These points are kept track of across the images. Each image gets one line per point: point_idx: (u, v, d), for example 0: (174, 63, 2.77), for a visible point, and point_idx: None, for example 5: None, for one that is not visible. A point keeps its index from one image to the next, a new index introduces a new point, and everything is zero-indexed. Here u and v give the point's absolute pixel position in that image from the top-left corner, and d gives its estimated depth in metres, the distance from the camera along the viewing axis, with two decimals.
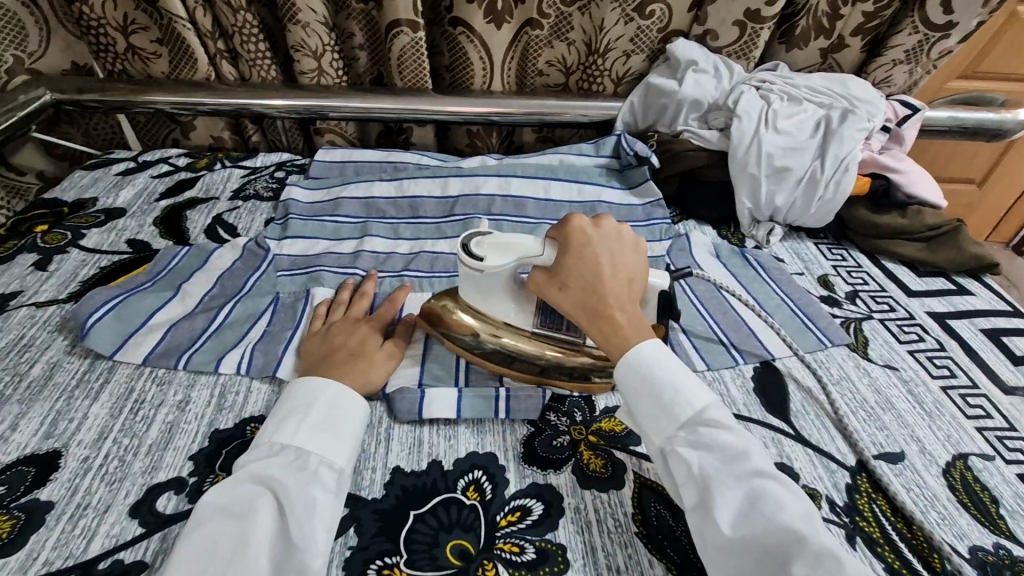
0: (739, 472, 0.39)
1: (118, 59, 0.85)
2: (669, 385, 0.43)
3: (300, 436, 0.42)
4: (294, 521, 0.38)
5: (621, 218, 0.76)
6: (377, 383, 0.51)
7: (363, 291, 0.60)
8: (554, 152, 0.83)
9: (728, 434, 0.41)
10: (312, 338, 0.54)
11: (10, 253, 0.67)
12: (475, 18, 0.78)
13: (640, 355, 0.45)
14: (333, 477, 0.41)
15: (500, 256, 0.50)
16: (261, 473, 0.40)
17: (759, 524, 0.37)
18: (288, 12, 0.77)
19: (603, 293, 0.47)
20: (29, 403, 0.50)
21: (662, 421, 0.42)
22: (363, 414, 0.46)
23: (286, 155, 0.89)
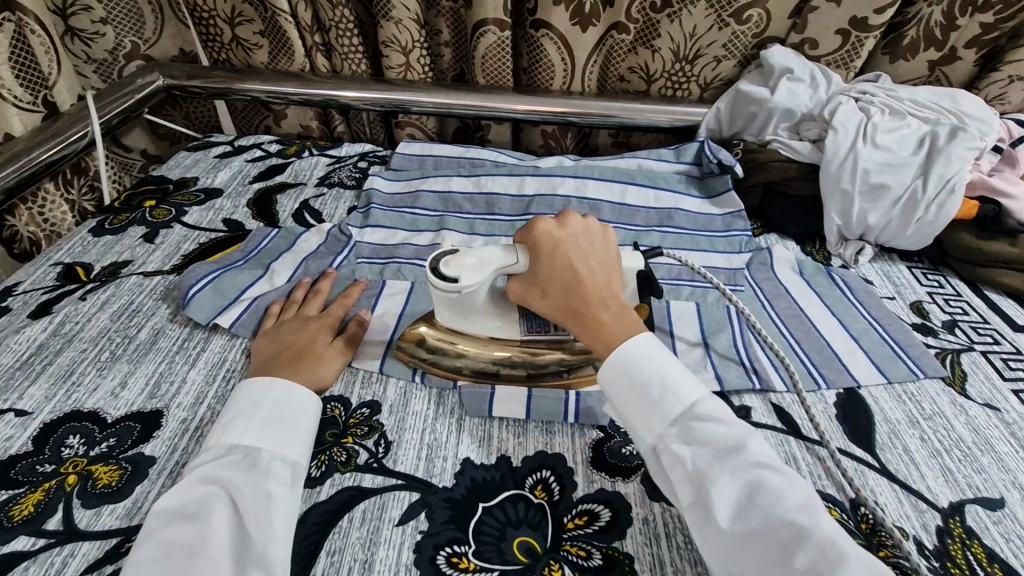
0: (734, 465, 0.38)
1: (223, 49, 0.90)
2: (659, 380, 0.42)
3: (248, 435, 0.43)
4: (251, 512, 0.38)
5: (699, 227, 0.75)
6: (327, 379, 0.52)
7: (318, 289, 0.61)
8: (632, 156, 0.82)
9: (720, 426, 0.40)
10: (263, 338, 0.55)
11: (123, 224, 0.73)
12: (558, 17, 0.77)
13: (628, 352, 0.44)
14: (288, 471, 0.42)
15: (475, 273, 0.48)
16: (213, 473, 0.40)
17: (757, 518, 0.36)
18: (383, 10, 0.80)
19: (580, 293, 0.47)
20: (136, 363, 0.54)
21: (653, 419, 0.42)
22: (314, 411, 0.47)
23: (369, 146, 0.92)
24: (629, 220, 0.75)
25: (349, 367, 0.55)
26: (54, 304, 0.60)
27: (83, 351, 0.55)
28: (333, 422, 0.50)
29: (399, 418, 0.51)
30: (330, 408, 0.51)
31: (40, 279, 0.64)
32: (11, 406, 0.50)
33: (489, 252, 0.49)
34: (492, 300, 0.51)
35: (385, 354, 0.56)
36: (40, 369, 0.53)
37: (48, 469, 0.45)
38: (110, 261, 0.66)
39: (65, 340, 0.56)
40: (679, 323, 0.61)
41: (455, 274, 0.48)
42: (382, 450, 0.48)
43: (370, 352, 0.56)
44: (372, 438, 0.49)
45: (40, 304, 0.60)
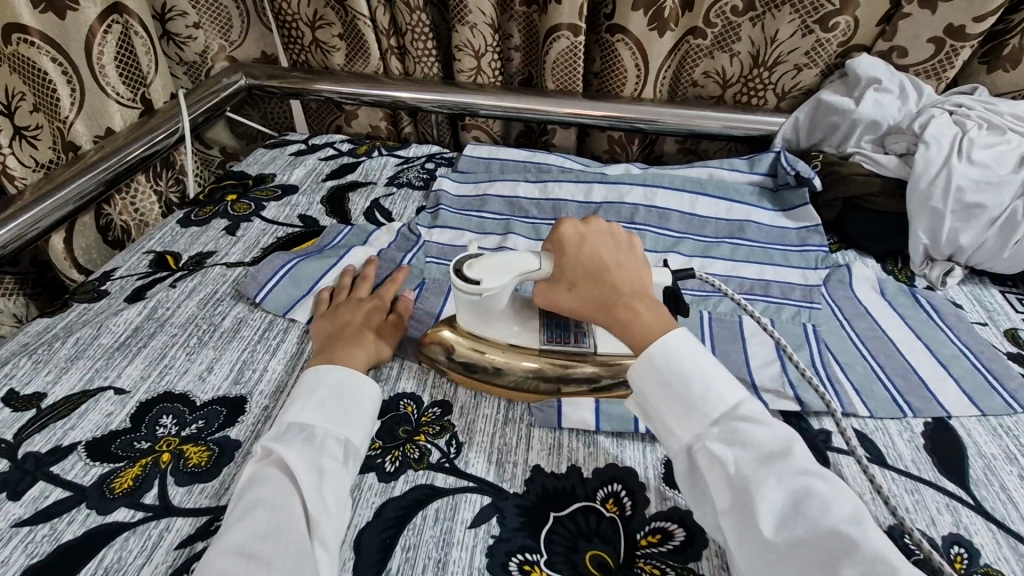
0: (781, 472, 0.37)
1: (303, 51, 0.93)
2: (698, 380, 0.42)
3: (306, 414, 0.45)
4: (307, 485, 0.41)
5: (770, 240, 0.73)
6: (385, 354, 0.55)
7: (363, 274, 0.63)
8: (703, 165, 0.81)
9: (767, 431, 0.39)
10: (322, 319, 0.58)
11: (208, 217, 0.76)
12: (633, 22, 0.76)
13: (663, 346, 0.43)
14: (341, 449, 0.45)
15: (499, 276, 0.49)
16: (274, 446, 0.43)
17: (803, 528, 0.35)
18: (459, 13, 0.81)
19: (610, 285, 0.46)
20: (222, 350, 0.57)
21: (692, 419, 0.41)
22: (370, 391, 0.49)
23: (436, 148, 0.94)
24: (698, 231, 0.74)
25: (421, 364, 0.57)
26: (147, 290, 0.63)
27: (173, 336, 0.58)
28: (406, 419, 0.51)
29: (470, 420, 0.52)
30: (403, 405, 0.53)
31: (134, 266, 0.68)
32: (111, 384, 0.53)
33: (512, 255, 0.50)
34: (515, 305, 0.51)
35: None
36: (136, 351, 0.56)
37: (145, 446, 0.48)
38: (196, 251, 0.70)
39: (157, 324, 0.59)
40: (751, 339, 0.60)
41: (477, 275, 0.49)
42: (454, 451, 0.49)
43: None
44: (443, 438, 0.50)
45: (133, 290, 0.64)
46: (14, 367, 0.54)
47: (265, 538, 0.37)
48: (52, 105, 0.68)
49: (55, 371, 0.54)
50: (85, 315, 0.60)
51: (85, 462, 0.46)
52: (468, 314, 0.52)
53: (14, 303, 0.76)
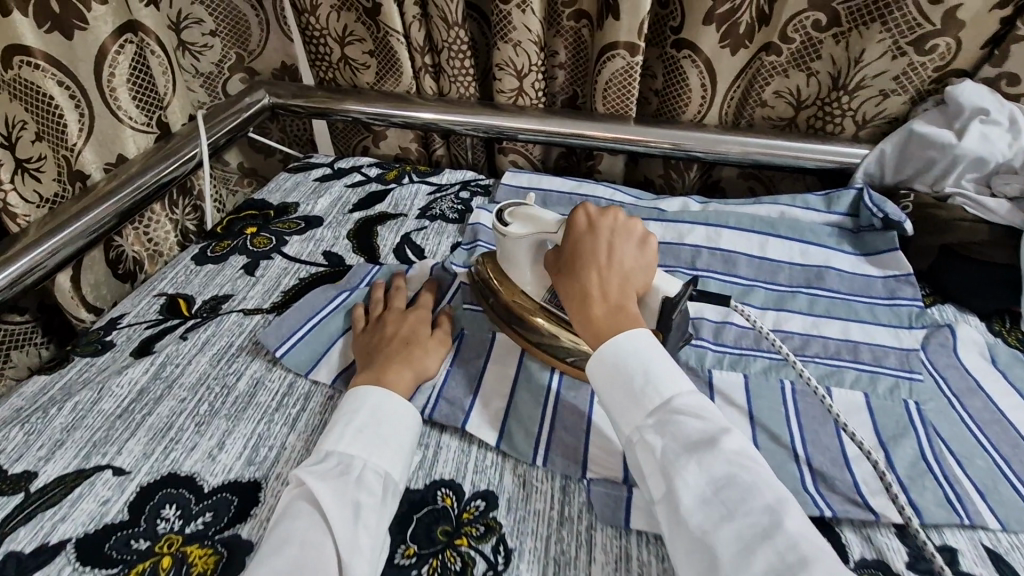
0: (703, 460, 0.37)
1: (331, 69, 0.85)
2: (642, 372, 0.42)
3: (344, 442, 0.44)
4: (339, 521, 0.39)
5: (853, 291, 0.64)
6: (433, 369, 0.52)
7: (396, 286, 0.60)
8: (774, 203, 0.72)
9: (697, 422, 0.39)
10: (361, 335, 0.55)
11: (225, 253, 0.70)
12: (705, 38, 0.68)
13: (617, 343, 0.44)
14: (380, 484, 0.42)
15: (530, 226, 0.53)
16: (308, 476, 0.41)
17: (720, 515, 0.35)
18: (502, 30, 0.73)
19: (588, 281, 0.48)
20: (236, 419, 0.50)
21: (632, 407, 0.41)
22: (410, 418, 0.47)
23: (470, 173, 0.86)
24: (770, 278, 0.65)
25: (462, 439, 0.49)
26: (156, 343, 0.57)
27: (181, 401, 0.51)
28: (445, 515, 0.44)
29: (519, 517, 0.44)
30: (441, 496, 0.45)
31: (144, 311, 0.62)
32: (110, 462, 0.46)
33: (549, 214, 0.54)
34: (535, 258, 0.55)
35: (503, 425, 0.50)
36: (139, 421, 0.50)
37: (143, 547, 0.41)
38: (211, 295, 0.64)
39: (164, 386, 0.53)
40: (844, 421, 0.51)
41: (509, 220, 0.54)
42: (502, 561, 0.41)
43: (485, 422, 0.50)
44: (490, 542, 0.42)
45: (141, 342, 0.57)
46: (4, 440, 0.48)
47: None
48: (58, 133, 0.62)
49: (48, 446, 0.47)
50: (86, 373, 0.54)
51: (74, 567, 0.40)
52: (500, 256, 0.57)
53: (27, 354, 0.70)
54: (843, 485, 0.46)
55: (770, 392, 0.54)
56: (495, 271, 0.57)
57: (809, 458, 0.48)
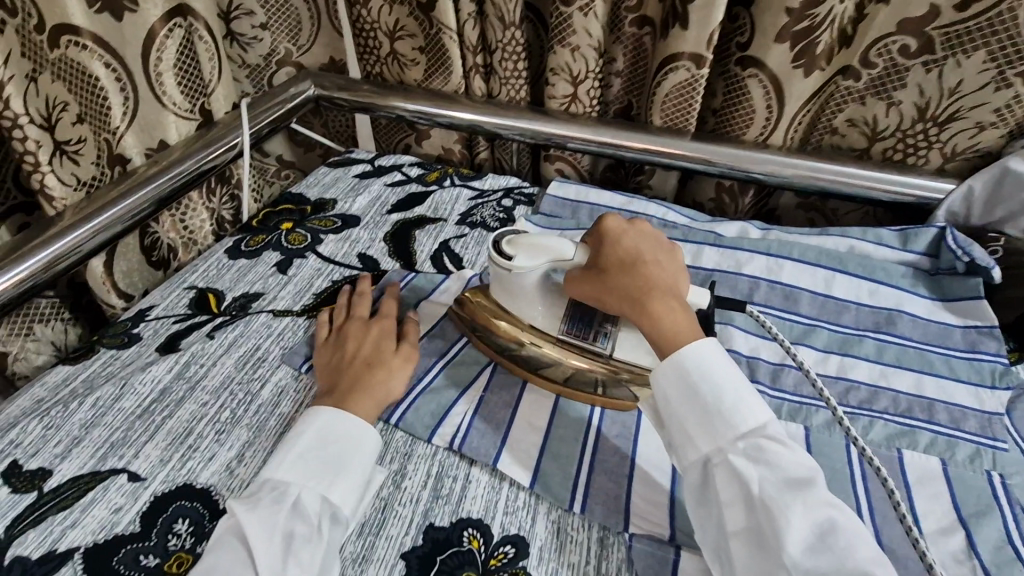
0: (807, 499, 0.35)
1: (379, 63, 0.83)
2: (728, 394, 0.39)
3: (281, 468, 0.41)
4: (265, 555, 0.36)
5: (927, 340, 0.58)
6: (400, 388, 0.49)
7: (361, 292, 0.57)
8: (841, 236, 0.67)
9: (793, 455, 0.37)
10: (323, 351, 0.52)
11: (259, 247, 0.68)
12: (774, 55, 0.63)
13: (695, 356, 0.40)
14: (317, 511, 0.39)
15: (539, 259, 0.46)
16: (238, 506, 0.39)
17: (825, 560, 0.34)
18: (561, 33, 0.69)
19: (647, 279, 0.44)
20: (258, 430, 0.48)
21: (718, 428, 0.39)
22: (359, 436, 0.43)
23: (514, 180, 0.82)
24: (834, 318, 0.60)
25: (492, 475, 0.46)
26: (181, 340, 0.55)
27: (203, 406, 0.49)
28: (471, 559, 0.41)
29: (552, 569, 0.40)
30: (466, 537, 0.42)
31: (173, 304, 0.60)
32: (125, 466, 0.44)
33: (556, 241, 0.46)
34: (546, 291, 0.48)
35: (537, 464, 0.46)
36: (159, 423, 0.48)
37: (152, 563, 0.39)
38: (242, 292, 0.62)
39: (188, 387, 0.51)
40: (918, 490, 0.46)
41: (513, 252, 0.46)
42: None
43: (518, 459, 0.46)
44: None
45: (168, 337, 0.56)
46: (21, 433, 0.46)
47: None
48: (101, 115, 0.61)
49: (65, 443, 0.46)
50: (110, 366, 0.53)
51: None
52: (498, 287, 0.50)
53: (53, 329, 0.68)
54: (916, 567, 0.41)
55: (833, 449, 0.49)
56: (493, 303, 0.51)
57: (877, 531, 0.43)
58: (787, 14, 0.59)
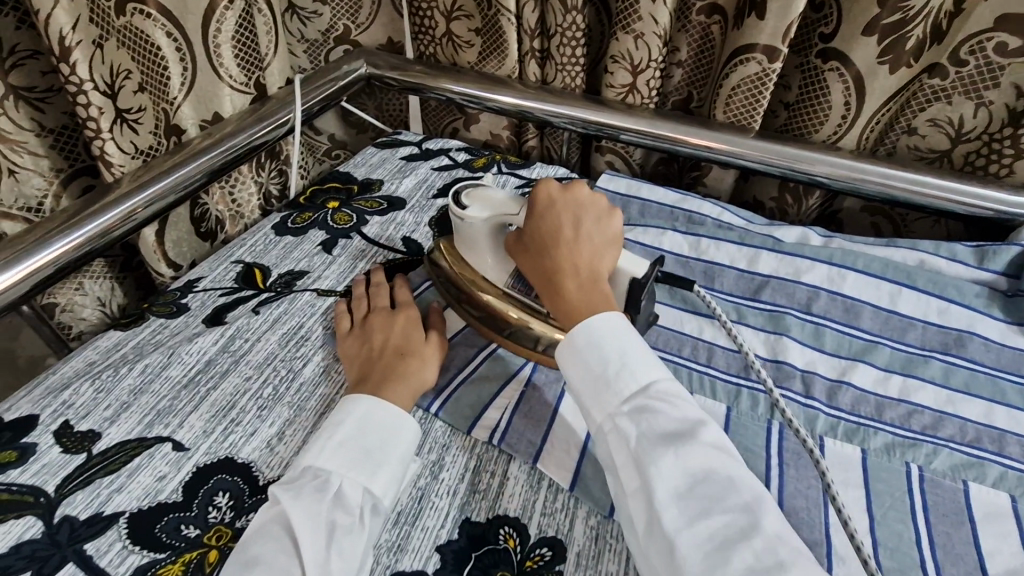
0: (678, 450, 0.35)
1: (433, 43, 0.81)
2: (616, 359, 0.40)
3: (323, 456, 0.40)
4: (312, 543, 0.36)
5: (1000, 366, 0.54)
6: (433, 379, 0.48)
7: (378, 283, 0.56)
8: (911, 248, 0.63)
9: (673, 412, 0.37)
10: (348, 342, 0.51)
11: (306, 225, 0.68)
12: (860, 49, 0.59)
13: (589, 328, 0.41)
14: (359, 502, 0.39)
15: (485, 210, 0.49)
16: (281, 494, 0.38)
17: (695, 510, 0.33)
18: (625, 19, 0.67)
19: (554, 259, 0.45)
20: (299, 409, 0.48)
21: (605, 396, 0.39)
22: (400, 427, 0.43)
23: (563, 171, 0.80)
24: (898, 336, 0.57)
25: (531, 473, 0.45)
26: (227, 313, 0.56)
27: (246, 380, 0.49)
28: (506, 558, 0.40)
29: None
30: (503, 535, 0.41)
31: (221, 277, 0.61)
32: (170, 435, 0.45)
33: (504, 195, 0.50)
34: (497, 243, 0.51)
35: (576, 467, 0.44)
36: (203, 394, 0.48)
37: (193, 535, 0.39)
38: (287, 269, 0.62)
39: (232, 361, 0.51)
40: (985, 526, 0.43)
41: (465, 203, 0.50)
42: None
43: (556, 459, 0.45)
44: None
45: (214, 309, 0.56)
46: (73, 395, 0.47)
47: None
48: (160, 85, 0.62)
49: (114, 407, 0.46)
50: (159, 335, 0.53)
51: (125, 545, 0.38)
52: (458, 240, 0.54)
53: (99, 284, 0.69)
54: None
55: (893, 476, 0.46)
56: (454, 258, 0.54)
57: (938, 566, 0.41)
58: (879, 5, 0.56)
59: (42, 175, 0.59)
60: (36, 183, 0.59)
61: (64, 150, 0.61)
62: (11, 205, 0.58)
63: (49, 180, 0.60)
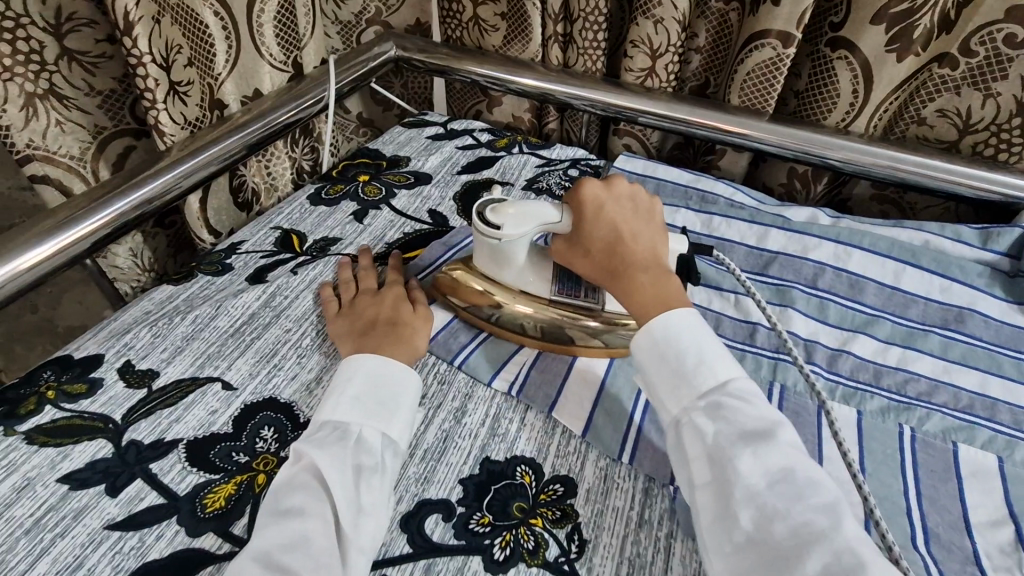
0: (758, 448, 0.37)
1: (460, 27, 0.85)
2: (693, 355, 0.42)
3: (340, 410, 0.43)
4: (340, 484, 0.39)
5: (998, 342, 0.57)
6: (423, 347, 0.51)
7: (364, 269, 0.58)
8: (917, 229, 0.65)
9: (751, 411, 0.39)
10: (337, 321, 0.53)
11: (338, 196, 0.73)
12: (868, 38, 0.62)
13: (666, 325, 0.43)
14: (378, 446, 0.42)
15: (523, 224, 0.48)
16: (308, 447, 0.40)
17: (774, 504, 0.35)
18: (645, 5, 0.70)
19: (620, 257, 0.47)
20: (333, 359, 0.52)
21: (682, 389, 0.41)
22: (402, 379, 0.46)
23: (582, 152, 0.83)
24: (899, 311, 0.59)
25: (546, 422, 0.49)
26: (269, 273, 0.60)
27: (285, 332, 0.54)
28: (522, 492, 0.44)
29: (597, 509, 0.43)
30: (519, 473, 0.45)
31: (261, 241, 0.65)
32: (220, 376, 0.50)
33: (535, 204, 0.49)
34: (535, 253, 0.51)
35: (589, 417, 0.48)
36: (248, 342, 0.53)
37: (242, 461, 0.44)
38: (322, 236, 0.66)
39: (273, 314, 0.55)
40: (971, 482, 0.46)
41: (499, 221, 0.48)
42: (576, 550, 0.41)
43: (571, 410, 0.49)
44: (565, 529, 0.42)
45: (256, 269, 0.61)
46: (133, 338, 0.52)
47: (291, 548, 0.35)
48: (207, 61, 0.66)
49: (170, 350, 0.51)
50: (206, 290, 0.58)
51: (183, 466, 0.43)
52: (489, 258, 0.52)
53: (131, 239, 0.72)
54: (961, 553, 0.42)
55: (885, 435, 0.49)
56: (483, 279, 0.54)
57: (923, 515, 0.44)
58: None
59: (86, 129, 0.63)
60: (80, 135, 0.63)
61: (109, 110, 0.65)
62: (55, 151, 0.61)
63: (92, 135, 0.64)
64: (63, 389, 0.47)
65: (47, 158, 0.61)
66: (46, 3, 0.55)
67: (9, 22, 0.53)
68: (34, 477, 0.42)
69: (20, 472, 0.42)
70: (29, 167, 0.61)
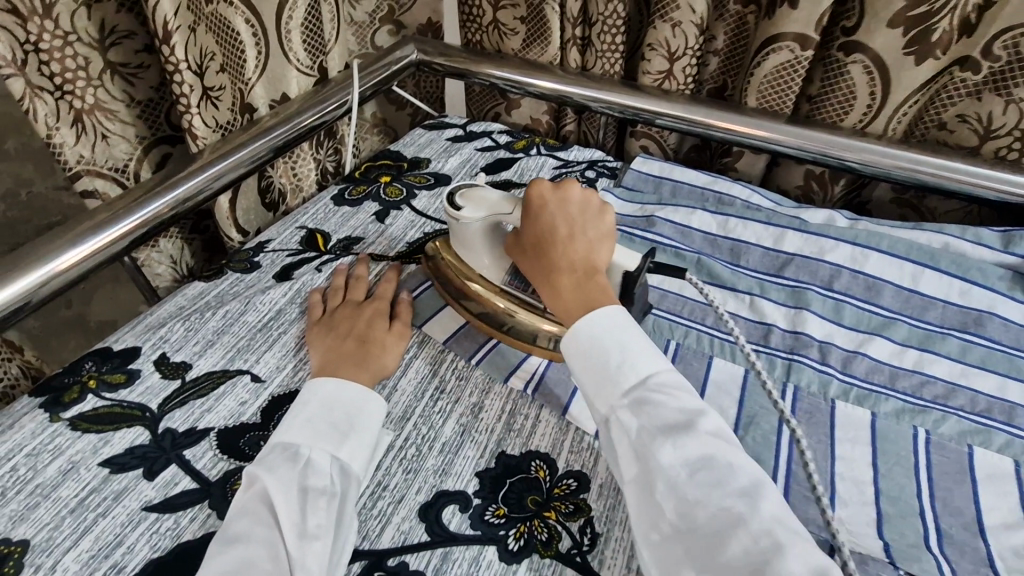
0: (677, 439, 0.36)
1: (480, 31, 0.87)
2: (616, 352, 0.41)
3: (293, 432, 0.43)
4: (286, 507, 0.39)
5: (1018, 346, 0.56)
6: (390, 367, 0.52)
7: (357, 275, 0.59)
8: (938, 232, 0.65)
9: (674, 403, 0.38)
10: (316, 328, 0.54)
11: (360, 197, 0.75)
12: (882, 38, 0.62)
13: (588, 322, 0.42)
14: (327, 470, 0.42)
15: (481, 209, 0.51)
16: (259, 469, 0.40)
17: (693, 496, 0.34)
18: (663, 8, 0.70)
19: (552, 258, 0.46)
20: None
21: (606, 387, 0.40)
22: (362, 402, 0.46)
23: (598, 153, 0.84)
24: (916, 314, 0.59)
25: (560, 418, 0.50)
26: (295, 270, 0.63)
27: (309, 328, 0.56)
28: (537, 485, 0.45)
29: (610, 504, 0.44)
30: (534, 467, 0.47)
31: (287, 240, 0.68)
32: (249, 368, 0.52)
33: (501, 195, 0.51)
34: (491, 242, 0.53)
35: None
36: (276, 337, 0.55)
37: None
38: (345, 235, 0.68)
39: (298, 311, 0.58)
40: (986, 485, 0.46)
41: (462, 203, 0.51)
42: (588, 543, 0.42)
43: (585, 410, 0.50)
44: (578, 522, 0.43)
45: (283, 267, 0.63)
46: (168, 332, 0.55)
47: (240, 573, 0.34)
48: (238, 68, 0.69)
49: (202, 344, 0.54)
50: (236, 287, 0.61)
51: (215, 453, 0.45)
52: (454, 238, 0.55)
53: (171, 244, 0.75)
54: (974, 555, 0.42)
55: (899, 436, 0.50)
56: (454, 256, 0.57)
57: (936, 516, 0.44)
58: None
59: (129, 141, 0.67)
60: (123, 148, 0.67)
61: (149, 120, 0.68)
62: (102, 165, 0.66)
63: (134, 146, 0.68)
64: (104, 379, 0.50)
65: (94, 172, 0.66)
66: (92, 19, 0.58)
67: (57, 41, 0.56)
68: (78, 461, 0.44)
69: (66, 455, 0.45)
70: (80, 183, 0.65)
